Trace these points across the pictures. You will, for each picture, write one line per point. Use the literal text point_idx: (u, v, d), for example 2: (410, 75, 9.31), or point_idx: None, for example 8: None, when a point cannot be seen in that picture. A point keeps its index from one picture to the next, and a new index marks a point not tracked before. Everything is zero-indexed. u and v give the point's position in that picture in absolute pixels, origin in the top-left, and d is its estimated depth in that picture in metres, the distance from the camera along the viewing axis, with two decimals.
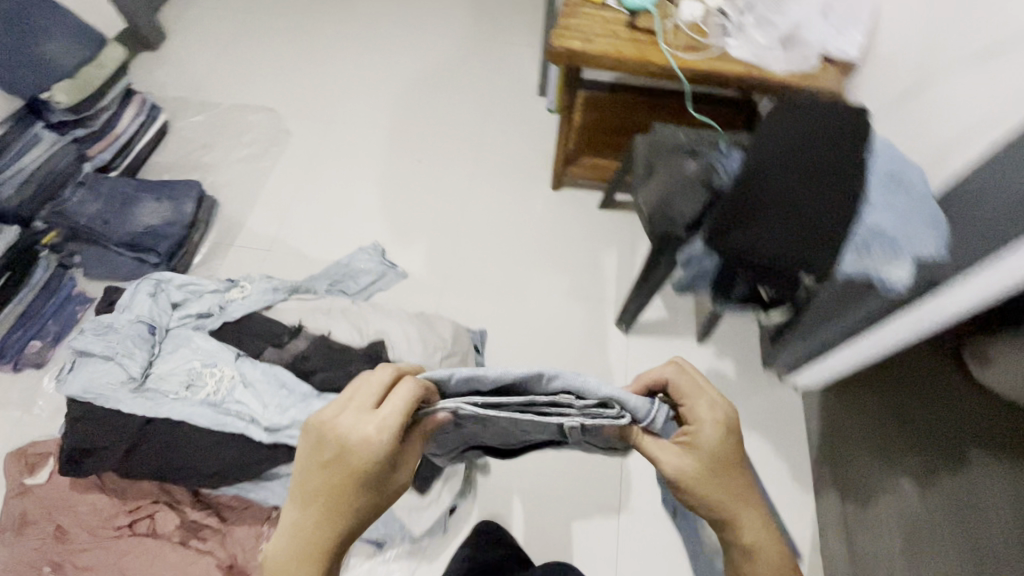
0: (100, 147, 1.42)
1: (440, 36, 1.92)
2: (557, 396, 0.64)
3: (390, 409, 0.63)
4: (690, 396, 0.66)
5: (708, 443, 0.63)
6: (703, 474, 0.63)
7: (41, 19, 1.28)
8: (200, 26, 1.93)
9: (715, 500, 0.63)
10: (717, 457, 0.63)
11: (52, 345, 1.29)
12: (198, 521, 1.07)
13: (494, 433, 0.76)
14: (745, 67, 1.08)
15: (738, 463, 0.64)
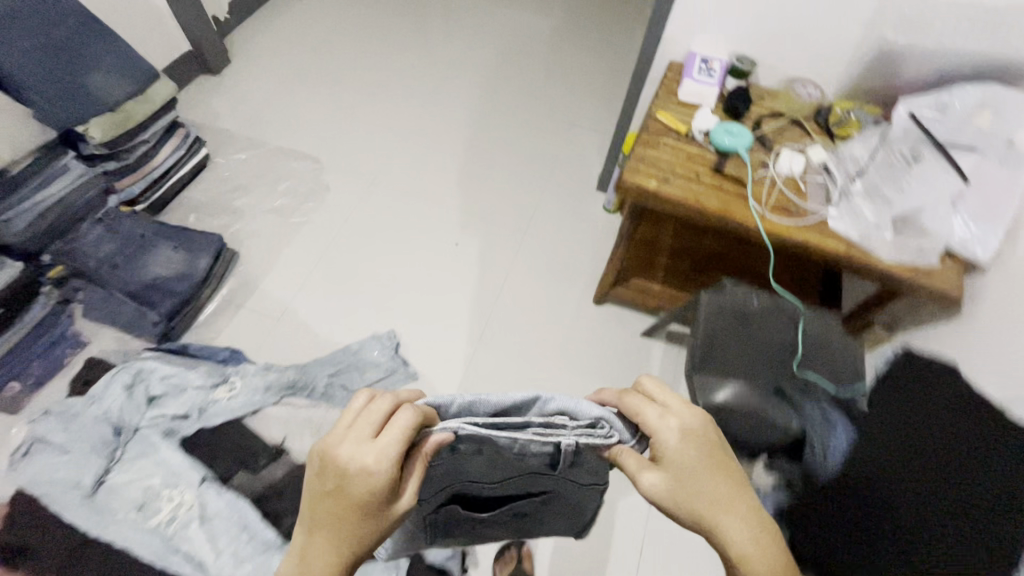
0: (131, 180, 1.35)
1: (503, 107, 1.82)
2: (550, 418, 0.62)
3: (388, 439, 0.60)
4: (640, 409, 0.62)
5: (675, 452, 0.59)
6: (676, 488, 0.59)
7: (93, 50, 1.21)
8: (266, 56, 1.88)
9: (694, 504, 0.58)
10: (688, 465, 0.59)
11: (31, 391, 1.20)
12: None
13: (485, 462, 0.70)
14: (845, 245, 0.92)
15: (712, 462, 0.59)
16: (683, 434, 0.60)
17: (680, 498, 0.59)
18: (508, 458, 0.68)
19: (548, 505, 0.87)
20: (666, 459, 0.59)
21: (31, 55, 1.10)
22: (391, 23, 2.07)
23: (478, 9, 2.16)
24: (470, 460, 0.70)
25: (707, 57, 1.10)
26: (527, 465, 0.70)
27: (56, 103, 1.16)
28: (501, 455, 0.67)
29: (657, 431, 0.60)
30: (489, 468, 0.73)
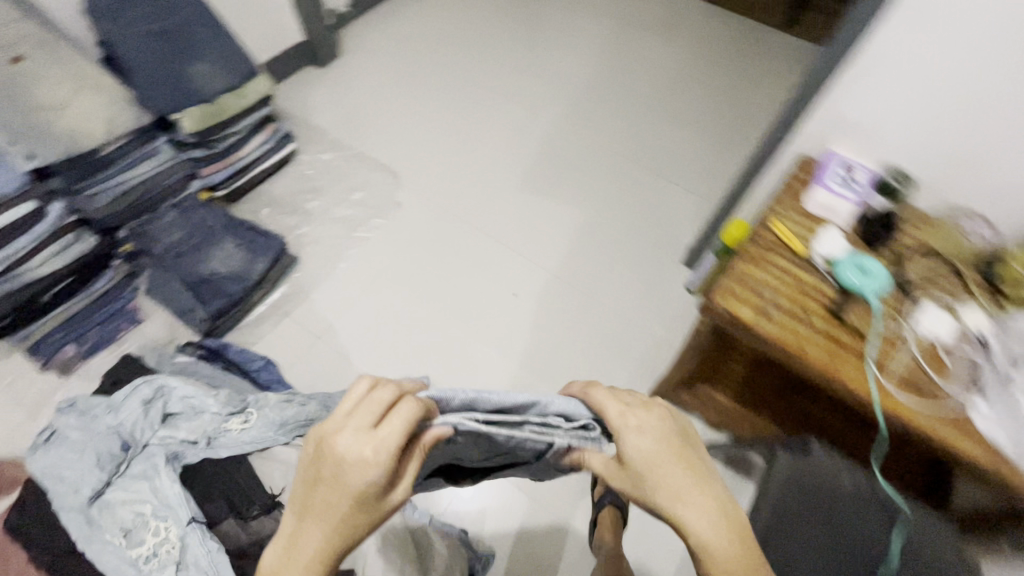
0: (214, 168, 1.36)
1: (596, 154, 1.70)
2: (548, 418, 0.65)
3: (391, 431, 0.57)
4: (602, 403, 0.64)
5: (637, 446, 0.59)
6: (629, 477, 0.59)
7: (200, 42, 1.25)
8: (373, 58, 1.87)
9: (651, 493, 0.57)
10: (647, 459, 0.58)
11: (82, 358, 1.25)
12: None
13: (477, 454, 0.72)
14: (978, 445, 0.70)
15: (675, 455, 0.58)
16: (649, 433, 0.59)
17: (642, 490, 0.58)
18: (500, 454, 0.71)
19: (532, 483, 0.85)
20: (630, 451, 0.59)
21: (141, 39, 1.16)
22: (502, 42, 1.99)
23: (596, 38, 2.03)
24: (462, 453, 0.71)
25: (848, 163, 0.90)
26: (517, 458, 0.72)
27: (153, 91, 1.18)
28: (491, 449, 0.69)
29: (618, 428, 0.61)
30: (480, 459, 0.73)
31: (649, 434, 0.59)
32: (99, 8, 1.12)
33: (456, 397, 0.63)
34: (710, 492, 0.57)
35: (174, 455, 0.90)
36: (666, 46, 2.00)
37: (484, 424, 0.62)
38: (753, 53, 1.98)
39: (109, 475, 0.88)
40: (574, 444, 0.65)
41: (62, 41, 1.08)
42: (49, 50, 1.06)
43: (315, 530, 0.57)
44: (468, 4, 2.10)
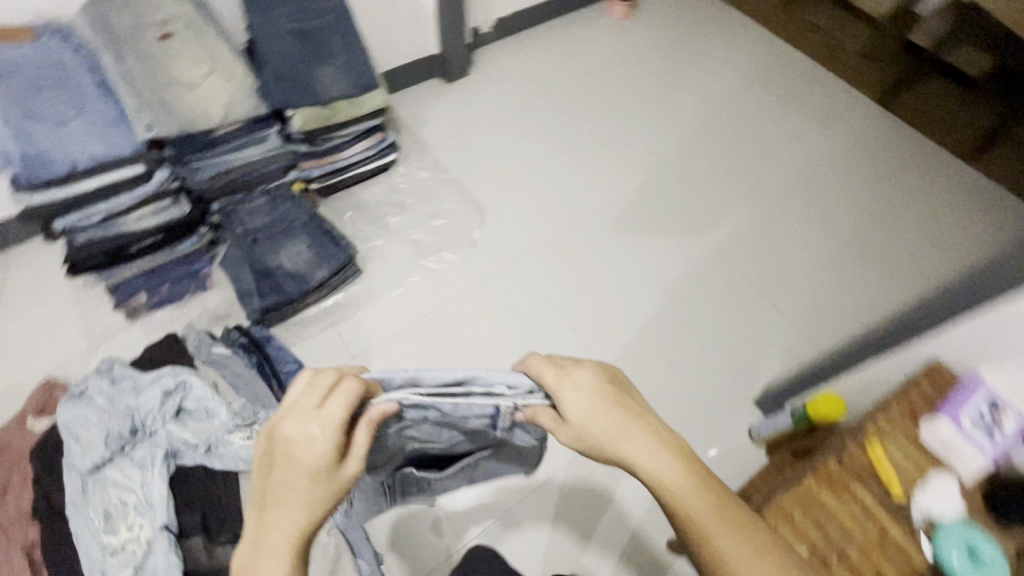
0: (313, 164, 1.38)
1: (695, 248, 1.55)
2: (489, 387, 0.69)
3: (336, 406, 0.62)
4: (541, 371, 0.68)
5: (575, 404, 0.65)
6: (575, 429, 0.66)
7: (333, 47, 1.27)
8: (500, 85, 1.84)
9: (599, 446, 0.64)
10: (586, 416, 0.65)
11: (150, 308, 1.32)
12: None
13: (434, 428, 0.79)
14: None
15: (609, 407, 0.66)
16: (576, 393, 0.66)
17: (586, 440, 0.65)
18: (458, 424, 0.78)
19: (502, 452, 0.93)
20: (569, 405, 0.66)
21: (279, 38, 1.22)
22: (635, 98, 1.88)
23: (737, 117, 1.86)
24: (417, 431, 0.78)
25: (997, 400, 0.69)
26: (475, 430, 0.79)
27: (278, 84, 1.22)
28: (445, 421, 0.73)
29: (556, 390, 0.67)
30: (441, 434, 0.80)
31: (584, 395, 0.66)
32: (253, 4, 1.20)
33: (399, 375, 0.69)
34: (660, 430, 0.65)
35: (173, 452, 0.91)
36: (811, 147, 1.80)
37: (429, 397, 0.68)
38: (910, 181, 1.73)
39: (113, 451, 0.90)
40: (519, 405, 0.68)
41: (211, 25, 1.14)
42: (198, 32, 1.12)
43: (280, 521, 0.59)
44: (613, 48, 2.00)
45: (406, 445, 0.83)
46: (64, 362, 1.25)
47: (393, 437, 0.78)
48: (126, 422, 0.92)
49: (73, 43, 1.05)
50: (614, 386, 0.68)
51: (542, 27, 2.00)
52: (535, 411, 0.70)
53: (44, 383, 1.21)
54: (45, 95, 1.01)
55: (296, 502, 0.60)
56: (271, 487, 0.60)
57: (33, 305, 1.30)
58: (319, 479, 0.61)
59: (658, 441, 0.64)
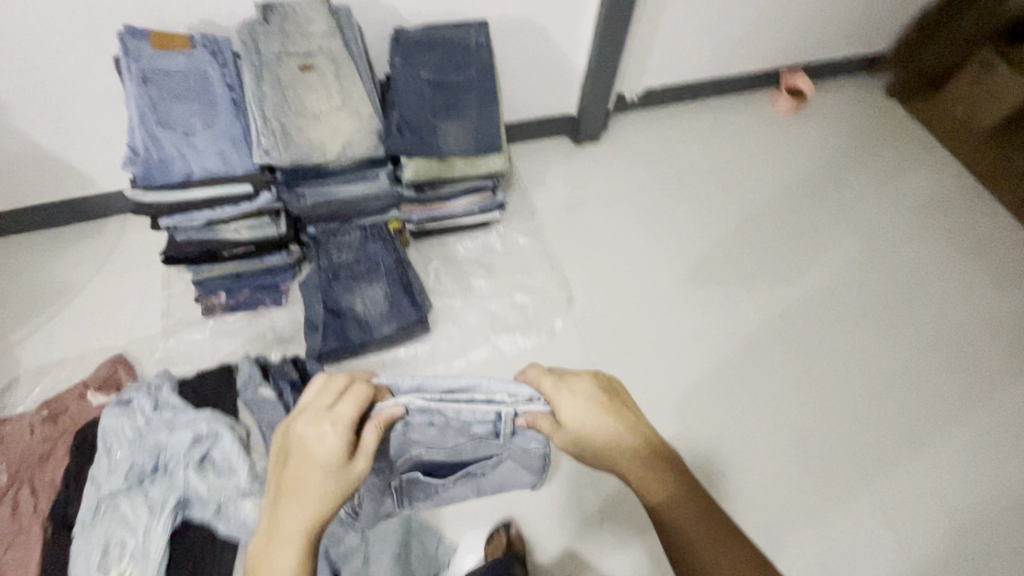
0: (414, 209, 1.32)
1: (791, 411, 1.35)
2: (491, 394, 0.75)
3: (346, 408, 0.66)
4: (540, 379, 0.74)
5: (571, 409, 0.70)
6: (574, 434, 0.71)
7: (467, 102, 1.20)
8: (629, 160, 1.69)
9: (591, 448, 0.70)
10: (580, 421, 0.70)
11: (225, 310, 1.32)
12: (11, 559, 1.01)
13: (436, 432, 0.82)
14: None
15: (601, 410, 0.70)
16: (567, 399, 0.71)
17: (580, 444, 0.71)
18: (462, 430, 0.82)
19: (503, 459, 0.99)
20: (564, 410, 0.71)
21: (416, 86, 1.17)
22: (775, 209, 1.65)
23: (893, 263, 1.58)
24: (421, 434, 0.82)
25: None
26: (480, 436, 0.84)
27: (400, 129, 1.16)
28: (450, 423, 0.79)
29: (554, 399, 0.72)
30: (447, 439, 0.85)
31: (573, 400, 0.71)
32: (401, 50, 1.17)
33: (405, 382, 0.75)
34: (645, 436, 0.70)
35: (184, 502, 0.87)
36: (976, 325, 1.49)
37: (435, 400, 0.74)
38: None
39: (130, 482, 0.87)
40: (518, 409, 0.75)
41: (353, 61, 1.11)
42: (338, 66, 1.09)
43: (294, 509, 0.63)
44: (765, 145, 1.78)
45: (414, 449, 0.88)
46: (136, 343, 1.28)
47: (400, 439, 0.83)
48: (151, 455, 0.89)
49: (220, 57, 1.05)
50: (607, 394, 0.72)
51: (692, 105, 1.83)
52: (534, 415, 0.76)
53: (111, 359, 1.24)
54: (182, 104, 1.02)
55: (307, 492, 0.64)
56: (286, 477, 0.65)
57: (131, 277, 1.36)
58: (330, 473, 0.65)
59: (639, 450, 0.69)
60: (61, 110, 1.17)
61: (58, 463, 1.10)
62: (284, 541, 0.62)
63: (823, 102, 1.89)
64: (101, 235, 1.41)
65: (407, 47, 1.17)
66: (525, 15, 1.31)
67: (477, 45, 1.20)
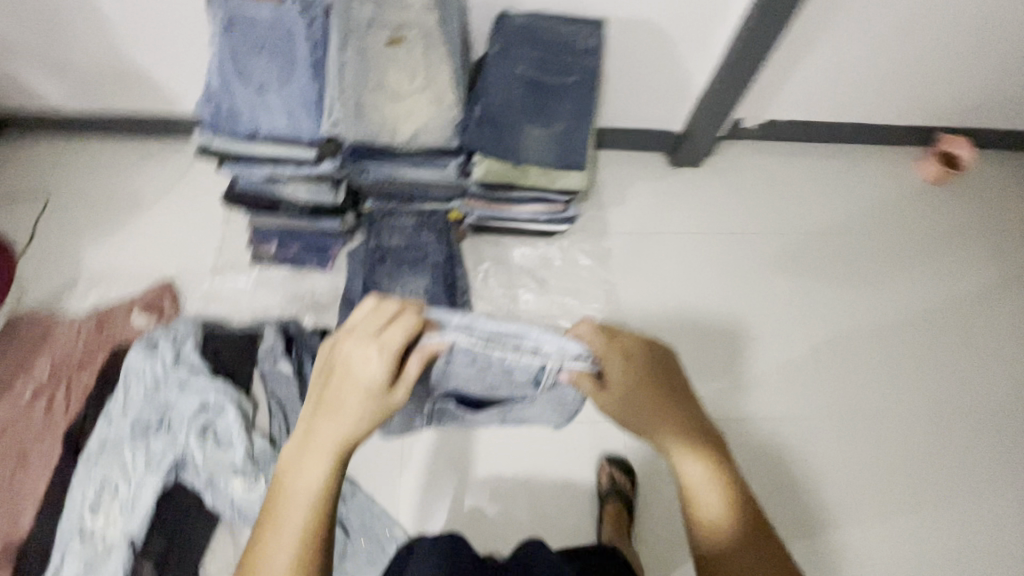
0: (477, 205, 1.23)
1: (835, 532, 1.18)
2: (538, 346, 0.71)
3: (394, 334, 0.62)
4: (594, 337, 0.69)
5: (620, 374, 0.67)
6: (621, 395, 0.67)
7: (559, 109, 1.07)
8: (726, 196, 1.49)
9: (639, 416, 0.65)
10: (631, 384, 0.66)
11: (271, 261, 1.31)
12: (28, 454, 1.08)
13: (475, 375, 0.79)
14: None
15: (653, 380, 0.66)
16: (617, 363, 0.68)
17: (624, 412, 0.67)
18: (504, 376, 0.78)
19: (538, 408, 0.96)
20: (610, 374, 0.68)
21: (508, 81, 1.06)
22: (880, 294, 1.41)
23: (1009, 392, 1.32)
24: (460, 374, 0.79)
25: None
26: (522, 384, 0.80)
27: (480, 125, 1.06)
28: (494, 369, 0.76)
29: (607, 356, 0.68)
30: (486, 380, 0.80)
31: (622, 364, 0.67)
32: (500, 40, 1.07)
33: (454, 318, 0.69)
34: (694, 419, 0.65)
35: (181, 464, 0.88)
36: None
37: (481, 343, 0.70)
38: None
39: (134, 432, 0.88)
40: (565, 364, 0.71)
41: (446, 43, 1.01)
42: (429, 45, 1.00)
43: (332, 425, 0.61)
44: (893, 214, 1.51)
45: (451, 383, 0.83)
46: (186, 274, 1.31)
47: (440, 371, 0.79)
48: (159, 411, 0.90)
49: (310, 12, 0.97)
50: (662, 369, 0.67)
51: (818, 148, 1.58)
52: (579, 374, 0.71)
53: (160, 285, 1.27)
54: (262, 58, 0.97)
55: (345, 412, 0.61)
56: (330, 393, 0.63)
57: (194, 206, 1.38)
58: (369, 400, 0.62)
59: (683, 432, 0.63)
60: (156, 31, 1.16)
61: (91, 374, 1.16)
62: (314, 455, 0.60)
63: (981, 176, 1.57)
64: (177, 156, 1.43)
65: (507, 37, 1.06)
66: (650, 20, 1.14)
67: (586, 48, 1.07)
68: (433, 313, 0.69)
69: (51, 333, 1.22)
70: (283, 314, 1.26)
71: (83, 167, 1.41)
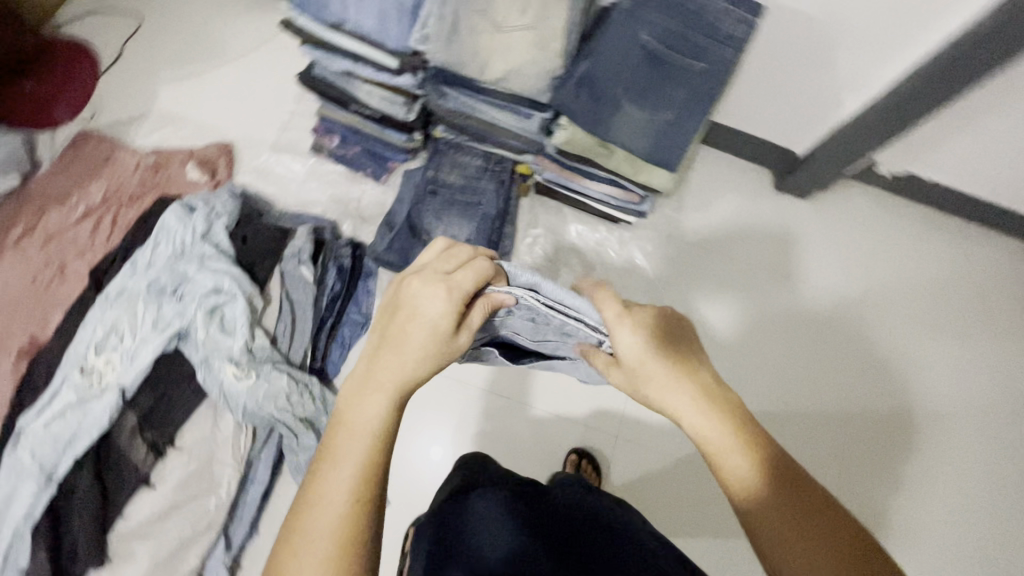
0: (548, 166, 1.13)
1: None
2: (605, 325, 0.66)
3: (464, 278, 0.61)
4: (602, 296, 0.64)
5: (626, 341, 0.62)
6: (637, 358, 0.62)
7: (672, 97, 0.92)
8: (823, 241, 1.31)
9: (653, 392, 0.62)
10: (642, 351, 0.62)
11: (329, 155, 1.27)
12: (70, 268, 1.16)
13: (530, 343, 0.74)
14: None
15: (662, 337, 0.63)
16: (626, 339, 0.62)
17: (638, 385, 0.63)
18: (560, 339, 0.71)
19: None
20: (620, 346, 0.63)
21: (626, 46, 0.90)
22: (955, 401, 1.22)
23: None
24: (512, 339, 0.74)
25: None
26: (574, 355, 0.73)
27: (577, 89, 0.95)
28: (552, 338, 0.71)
29: (613, 327, 0.63)
30: (539, 342, 0.73)
31: (631, 335, 0.62)
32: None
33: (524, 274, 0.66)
34: (703, 379, 0.62)
35: (183, 334, 0.90)
36: None
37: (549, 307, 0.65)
38: None
39: (149, 290, 0.90)
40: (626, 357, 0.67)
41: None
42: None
43: (395, 359, 0.59)
44: (1011, 325, 1.29)
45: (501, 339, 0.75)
46: (247, 143, 1.29)
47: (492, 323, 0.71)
48: (176, 278, 0.90)
49: None
50: (668, 336, 0.64)
51: (954, 225, 1.34)
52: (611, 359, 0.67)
53: (220, 145, 1.27)
54: None
55: (414, 347, 0.59)
56: (392, 329, 0.61)
57: (274, 76, 1.34)
58: (437, 340, 0.60)
59: (699, 394, 0.61)
60: None
61: (136, 211, 1.19)
62: (377, 393, 0.57)
63: None
64: (272, 19, 1.38)
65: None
66: (820, 22, 0.94)
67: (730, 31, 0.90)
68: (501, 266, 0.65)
69: (113, 158, 1.26)
70: (324, 215, 1.23)
71: (186, 6, 1.40)
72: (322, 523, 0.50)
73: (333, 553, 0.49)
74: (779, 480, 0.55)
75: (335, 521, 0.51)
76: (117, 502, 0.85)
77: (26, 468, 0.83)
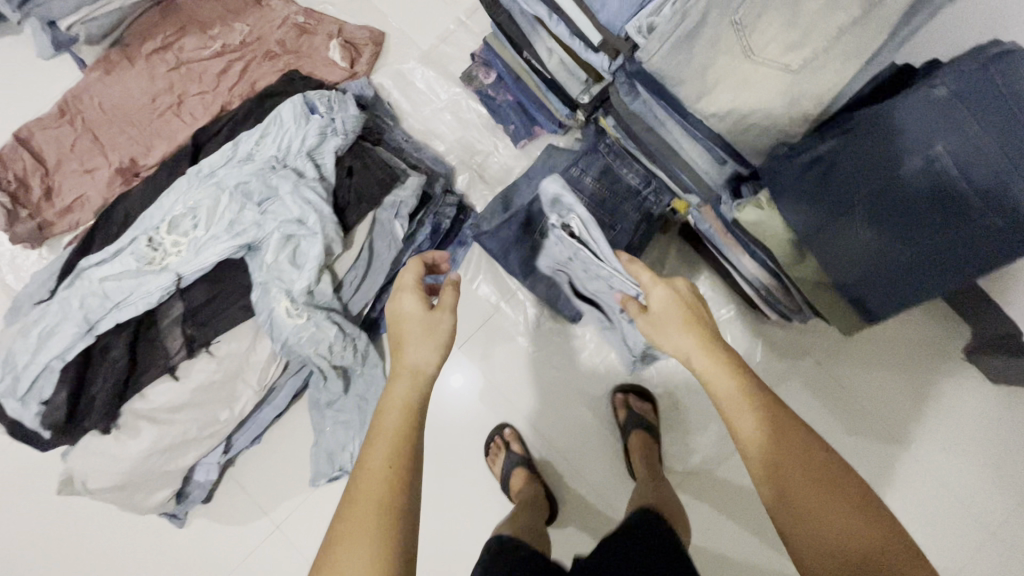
0: (708, 219, 0.91)
1: None
2: (609, 260, 0.81)
3: (410, 273, 0.70)
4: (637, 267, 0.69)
5: (657, 297, 0.65)
6: (665, 308, 0.64)
7: (918, 243, 0.68)
8: (994, 443, 1.01)
9: (663, 342, 0.63)
10: (665, 305, 0.64)
11: (478, 93, 1.09)
12: (189, 107, 1.10)
13: (581, 271, 0.92)
14: None
15: (686, 300, 0.64)
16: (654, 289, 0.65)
17: (656, 332, 0.64)
18: (603, 285, 0.89)
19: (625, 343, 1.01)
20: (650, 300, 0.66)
21: (905, 151, 0.65)
22: (958, 413, 1.03)
23: None
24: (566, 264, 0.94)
25: None
26: (614, 298, 0.90)
27: (801, 172, 0.72)
28: (585, 266, 0.89)
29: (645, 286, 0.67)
30: (588, 284, 0.95)
31: (663, 290, 0.65)
32: (963, 90, 0.62)
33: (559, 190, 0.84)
34: (707, 329, 0.62)
35: (253, 248, 0.82)
36: None
37: (581, 226, 0.83)
38: None
39: (237, 188, 0.82)
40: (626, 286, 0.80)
41: (882, 44, 0.63)
42: (860, 33, 0.62)
43: (422, 349, 0.64)
44: None
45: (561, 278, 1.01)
46: (401, 44, 1.13)
47: (557, 254, 0.95)
48: (267, 188, 0.81)
49: None
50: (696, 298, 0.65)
51: None
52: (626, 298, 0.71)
53: (373, 31, 1.11)
54: None
55: (427, 334, 0.65)
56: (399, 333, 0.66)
57: None
58: (428, 324, 0.66)
59: (704, 340, 0.60)
60: None
61: (268, 71, 1.10)
62: (400, 375, 0.61)
63: None
64: None
65: (979, 91, 0.61)
66: None
67: None
68: (542, 184, 0.89)
69: (268, 1, 1.15)
70: (444, 158, 1.08)
71: None
72: (371, 483, 0.52)
73: (375, 497, 0.52)
74: (785, 425, 0.52)
75: (380, 473, 0.53)
76: (140, 378, 0.83)
77: (73, 312, 0.82)
